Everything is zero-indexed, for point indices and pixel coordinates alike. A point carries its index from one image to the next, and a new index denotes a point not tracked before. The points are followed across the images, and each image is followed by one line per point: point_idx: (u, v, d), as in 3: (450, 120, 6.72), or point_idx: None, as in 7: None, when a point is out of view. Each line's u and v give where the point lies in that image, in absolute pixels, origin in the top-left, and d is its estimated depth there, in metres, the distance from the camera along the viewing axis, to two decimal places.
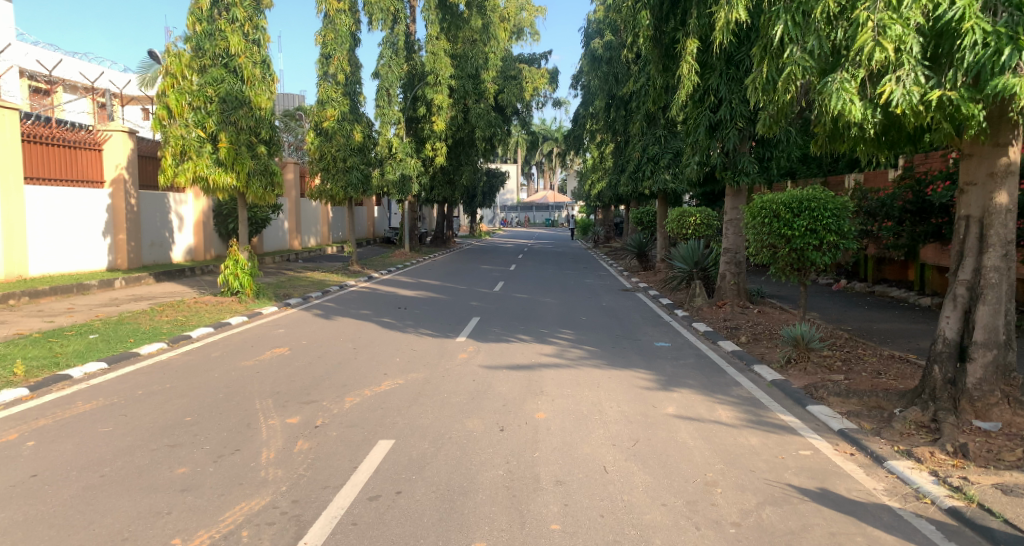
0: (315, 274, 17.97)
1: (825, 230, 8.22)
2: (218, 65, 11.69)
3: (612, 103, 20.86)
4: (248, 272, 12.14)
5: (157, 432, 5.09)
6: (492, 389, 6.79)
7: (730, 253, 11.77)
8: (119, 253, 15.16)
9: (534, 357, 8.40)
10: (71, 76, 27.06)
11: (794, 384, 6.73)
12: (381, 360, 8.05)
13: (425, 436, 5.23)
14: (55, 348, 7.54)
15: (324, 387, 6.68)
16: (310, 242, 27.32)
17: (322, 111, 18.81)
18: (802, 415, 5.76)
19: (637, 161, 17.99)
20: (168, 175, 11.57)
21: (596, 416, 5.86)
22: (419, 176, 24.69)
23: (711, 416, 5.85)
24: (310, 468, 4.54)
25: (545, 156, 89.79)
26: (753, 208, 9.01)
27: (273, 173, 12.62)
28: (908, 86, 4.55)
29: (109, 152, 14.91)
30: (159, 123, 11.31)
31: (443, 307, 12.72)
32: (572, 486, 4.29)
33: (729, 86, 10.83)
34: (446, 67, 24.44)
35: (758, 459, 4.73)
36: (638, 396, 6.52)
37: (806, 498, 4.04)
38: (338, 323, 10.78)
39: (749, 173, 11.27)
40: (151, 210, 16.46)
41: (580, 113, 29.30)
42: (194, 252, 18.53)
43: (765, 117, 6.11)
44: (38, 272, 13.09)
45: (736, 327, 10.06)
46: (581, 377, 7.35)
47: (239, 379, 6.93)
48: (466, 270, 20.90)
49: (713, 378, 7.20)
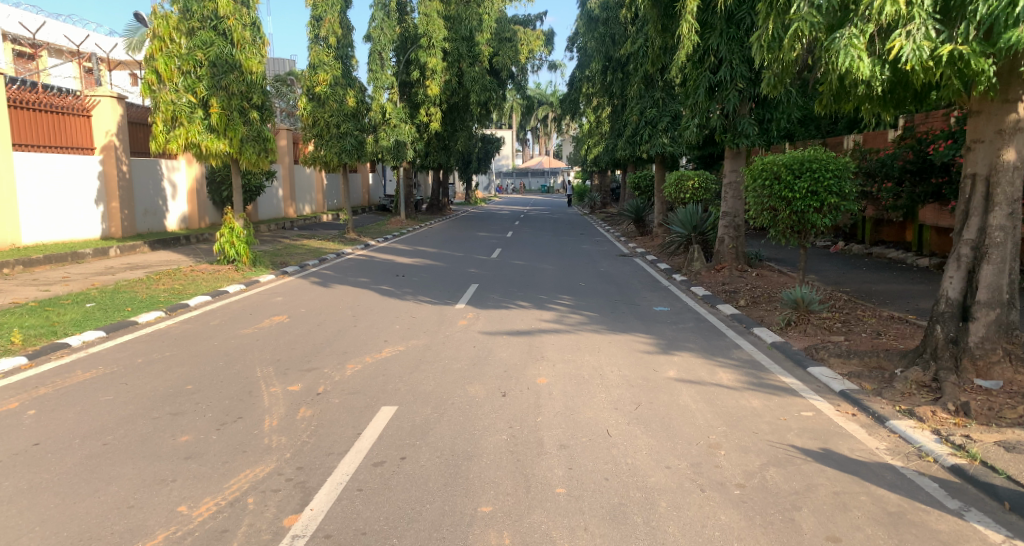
0: (311, 242, 17.83)
1: (827, 192, 8.13)
2: (206, 27, 11.36)
3: (609, 65, 20.47)
4: (244, 240, 12.03)
5: (158, 400, 5.06)
6: (493, 355, 6.79)
7: (729, 216, 11.71)
8: (112, 222, 15.00)
9: (534, 322, 8.39)
10: (56, 40, 26.40)
11: (795, 346, 6.75)
12: (380, 327, 8.02)
13: (428, 403, 5.23)
14: (52, 317, 7.48)
15: (325, 354, 6.66)
16: (305, 210, 27.07)
17: (314, 75, 18.38)
18: (803, 377, 5.78)
19: (635, 125, 17.75)
20: (159, 141, 11.33)
21: (597, 380, 5.87)
22: (413, 142, 24.33)
23: (712, 379, 5.86)
24: (313, 435, 4.54)
25: (541, 121, 88.67)
26: (753, 170, 8.88)
27: (266, 139, 12.40)
28: (918, 41, 4.44)
29: (98, 119, 14.60)
30: (148, 88, 11.02)
31: (440, 274, 12.67)
32: (576, 449, 4.31)
33: (729, 45, 10.63)
34: (439, 29, 23.89)
35: (760, 421, 4.75)
36: (638, 360, 6.53)
37: (809, 459, 4.07)
38: (337, 291, 10.74)
39: (749, 135, 11.13)
40: (144, 178, 16.22)
41: (576, 76, 28.76)
42: (188, 220, 18.34)
43: (769, 76, 5.97)
44: (31, 241, 12.94)
45: (734, 290, 10.07)
46: (582, 342, 7.36)
47: (239, 347, 6.90)
48: (464, 237, 20.79)
49: (712, 342, 7.22)
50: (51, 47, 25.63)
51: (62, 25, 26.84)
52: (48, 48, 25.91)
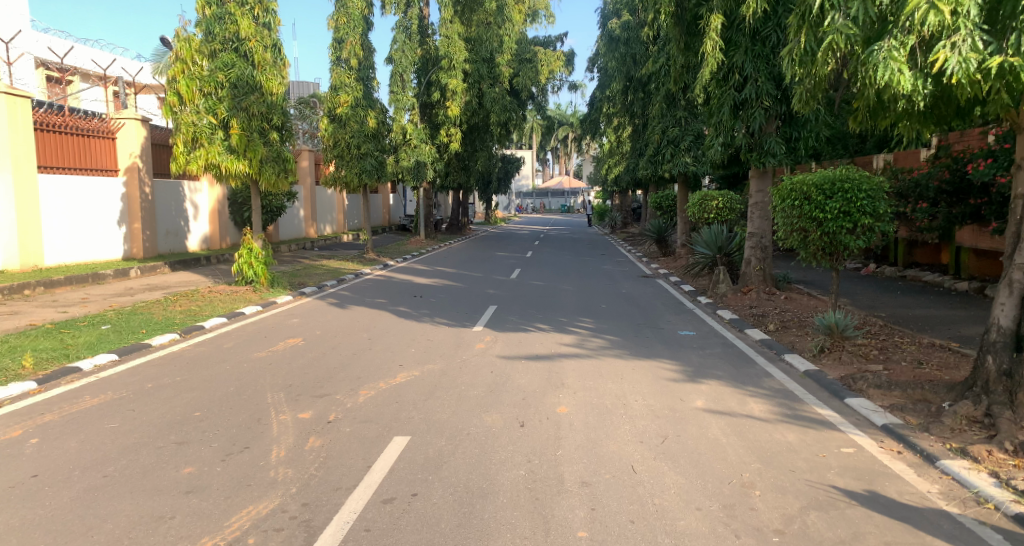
0: (330, 262, 17.81)
1: (860, 212, 7.79)
2: (228, 49, 11.45)
3: (630, 85, 20.36)
4: (262, 261, 11.99)
5: (164, 428, 4.89)
6: (511, 381, 6.54)
7: (755, 237, 11.39)
8: (134, 243, 15.11)
9: (553, 347, 8.12)
10: (84, 64, 26.91)
11: (830, 374, 6.39)
12: (396, 351, 7.82)
13: (442, 433, 4.99)
14: (66, 340, 7.41)
15: (338, 380, 6.47)
16: (326, 230, 27.20)
17: (335, 97, 18.56)
18: (841, 409, 5.42)
19: (656, 144, 17.52)
20: (179, 162, 11.42)
21: (621, 410, 5.58)
22: (433, 162, 24.38)
23: (742, 410, 5.54)
24: (322, 467, 4.32)
25: (561, 141, 89.01)
26: (782, 190, 8.59)
27: (286, 159, 12.41)
28: (964, 53, 4.18)
29: (123, 141, 14.79)
30: (170, 109, 11.14)
31: (459, 295, 12.48)
32: (599, 488, 4.02)
33: (754, 63, 10.44)
34: (460, 51, 24.06)
35: (797, 458, 4.42)
36: (663, 389, 6.22)
37: (854, 502, 3.74)
38: (354, 312, 10.59)
39: (776, 154, 10.82)
40: (166, 199, 16.39)
41: (597, 96, 28.70)
42: (210, 241, 18.48)
43: (800, 90, 5.74)
44: (54, 262, 13.06)
45: (763, 314, 9.70)
46: (604, 368, 7.07)
47: (251, 371, 6.74)
48: (483, 257, 20.64)
49: (741, 369, 6.89)
50: (79, 72, 26.11)
51: (90, 49, 27.38)
52: (78, 73, 26.57)
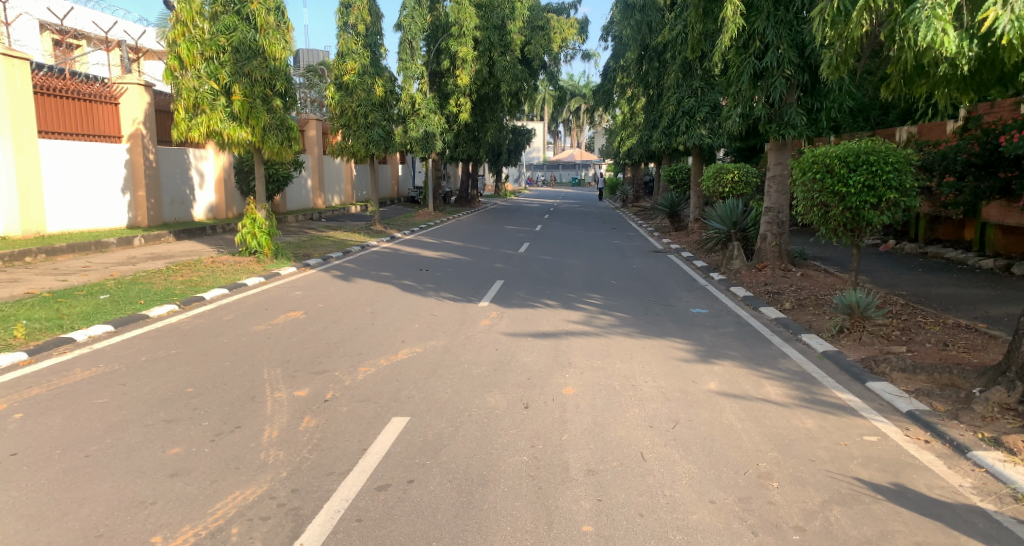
0: (336, 234, 17.59)
1: (885, 186, 7.41)
2: (230, 12, 11.07)
3: (645, 54, 19.75)
4: (266, 232, 11.76)
5: (154, 405, 4.70)
6: (516, 359, 6.30)
7: (772, 212, 10.99)
8: (138, 211, 14.94)
9: (561, 323, 7.88)
10: (85, 26, 26.22)
11: (849, 356, 6.09)
12: (398, 326, 7.59)
13: (442, 414, 4.78)
14: (61, 309, 7.24)
15: (337, 355, 6.27)
16: (334, 201, 26.93)
17: (342, 64, 18.13)
18: (861, 392, 5.14)
19: (670, 115, 16.98)
20: (180, 129, 11.09)
21: (630, 392, 5.34)
22: (443, 133, 23.96)
23: (758, 393, 5.27)
24: (314, 450, 4.11)
25: (573, 112, 87.73)
26: (803, 163, 8.19)
27: (289, 127, 12.10)
28: (1017, 11, 3.74)
29: (126, 107, 14.52)
30: (170, 74, 10.77)
31: (465, 269, 12.23)
32: (606, 476, 3.79)
33: (776, 29, 9.95)
34: (470, 18, 23.43)
35: (817, 446, 4.16)
36: (674, 370, 5.97)
37: (880, 497, 3.47)
38: (357, 285, 10.38)
39: (796, 126, 10.34)
40: (171, 167, 16.15)
41: (610, 66, 28.00)
42: (216, 210, 18.28)
43: (829, 56, 5.35)
44: (56, 229, 12.90)
45: (778, 292, 9.38)
46: (612, 347, 6.81)
47: (248, 345, 6.55)
48: (491, 230, 20.34)
49: (756, 349, 6.60)
50: (79, 34, 25.44)
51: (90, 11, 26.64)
52: (80, 36, 26.06)
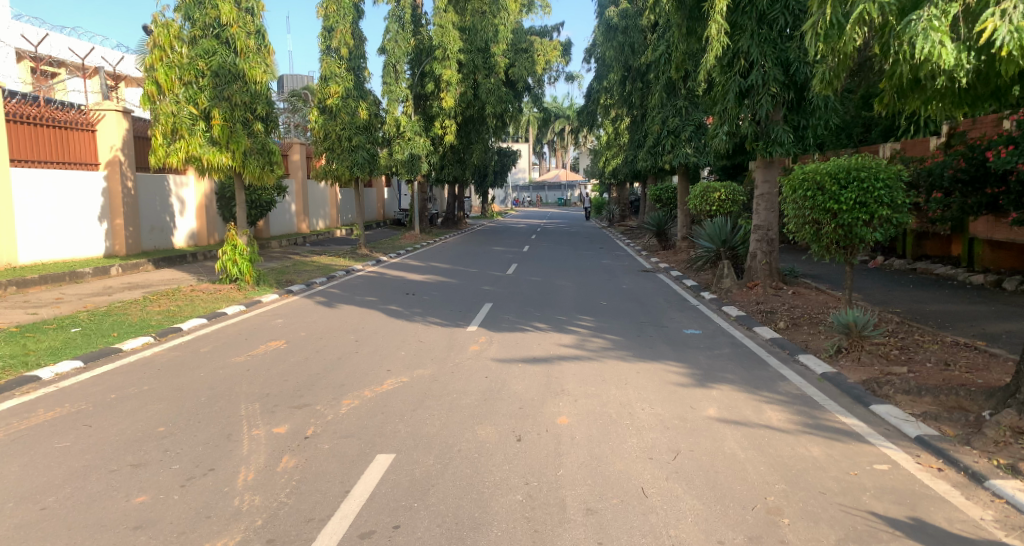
0: (321, 258, 17.29)
1: (876, 203, 7.32)
2: (209, 35, 10.88)
3: (628, 74, 19.84)
4: (247, 258, 11.46)
5: (121, 448, 4.40)
6: (507, 388, 6.06)
7: (761, 230, 10.89)
8: (116, 239, 14.58)
9: (552, 348, 7.65)
10: (61, 52, 25.84)
11: (850, 377, 5.91)
12: (384, 354, 7.32)
13: (430, 450, 4.52)
14: (28, 345, 6.90)
15: (320, 388, 5.99)
16: (318, 225, 26.64)
17: (325, 88, 18.00)
18: (867, 416, 4.94)
19: (656, 135, 16.98)
20: (158, 155, 10.84)
21: (626, 421, 5.12)
22: (428, 155, 23.86)
23: (759, 419, 5.07)
24: (293, 494, 3.83)
25: (558, 133, 88.39)
26: (793, 181, 8.08)
27: (271, 152, 11.87)
28: (1017, 21, 3.65)
29: (103, 133, 14.21)
30: (148, 99, 10.55)
31: (452, 292, 11.99)
32: (606, 516, 3.55)
33: (761, 48, 9.95)
34: (454, 41, 23.48)
35: (826, 477, 3.95)
36: (672, 395, 5.75)
37: (898, 532, 3.26)
38: (342, 312, 10.10)
39: (783, 144, 10.28)
40: (150, 194, 15.83)
41: (594, 87, 28.15)
42: (197, 237, 17.93)
43: (822, 72, 5.26)
44: (29, 259, 12.52)
45: (771, 311, 9.22)
46: (605, 372, 6.59)
47: (226, 378, 6.25)
48: (478, 252, 20.13)
49: (754, 371, 6.41)
50: (55, 60, 25.05)
51: (67, 37, 26.31)
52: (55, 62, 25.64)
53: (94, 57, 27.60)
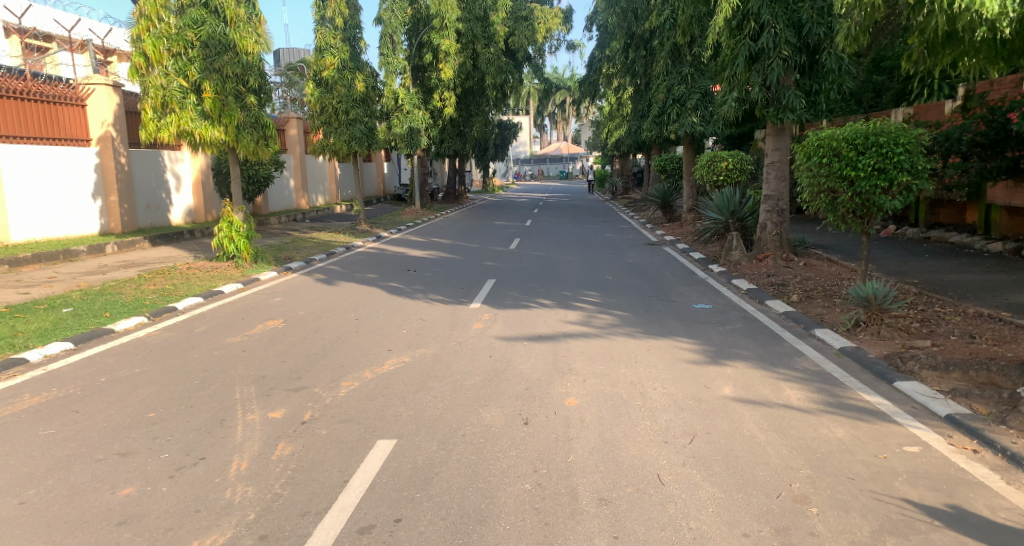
0: (321, 235, 17.01)
1: (896, 169, 6.94)
2: (197, 4, 10.43)
3: (632, 42, 19.26)
4: (244, 235, 11.17)
5: (108, 435, 4.18)
6: (512, 367, 5.83)
7: (771, 200, 10.56)
8: (112, 216, 14.29)
9: (558, 325, 7.41)
10: (45, 24, 25.06)
11: (870, 352, 5.65)
12: (385, 333, 7.08)
13: (433, 435, 4.30)
14: (17, 326, 6.67)
15: (318, 369, 5.77)
16: (318, 201, 26.30)
17: (320, 59, 17.52)
18: (891, 393, 4.70)
19: (661, 104, 16.51)
20: (149, 130, 10.51)
21: (638, 402, 4.89)
22: (427, 129, 23.38)
23: (777, 398, 4.82)
24: (288, 485, 3.61)
25: (559, 106, 87.20)
26: (807, 147, 7.71)
27: (265, 125, 11.48)
28: None
29: (94, 108, 13.83)
30: (137, 71, 10.19)
31: (454, 268, 11.73)
32: (621, 506, 3.33)
33: (772, 9, 9.50)
34: (452, 9, 22.81)
35: (853, 461, 3.72)
36: (684, 374, 5.52)
37: (937, 523, 3.04)
38: (341, 289, 9.85)
39: (795, 110, 9.88)
40: (145, 170, 15.49)
41: (596, 57, 27.51)
42: (194, 213, 17.63)
43: (847, 26, 4.99)
44: (21, 238, 12.26)
45: (783, 283, 8.95)
46: (614, 349, 6.35)
47: (221, 360, 6.03)
48: (480, 227, 19.82)
49: (768, 347, 6.15)
50: (40, 33, 24.33)
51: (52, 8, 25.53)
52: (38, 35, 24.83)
53: (82, 30, 26.86)
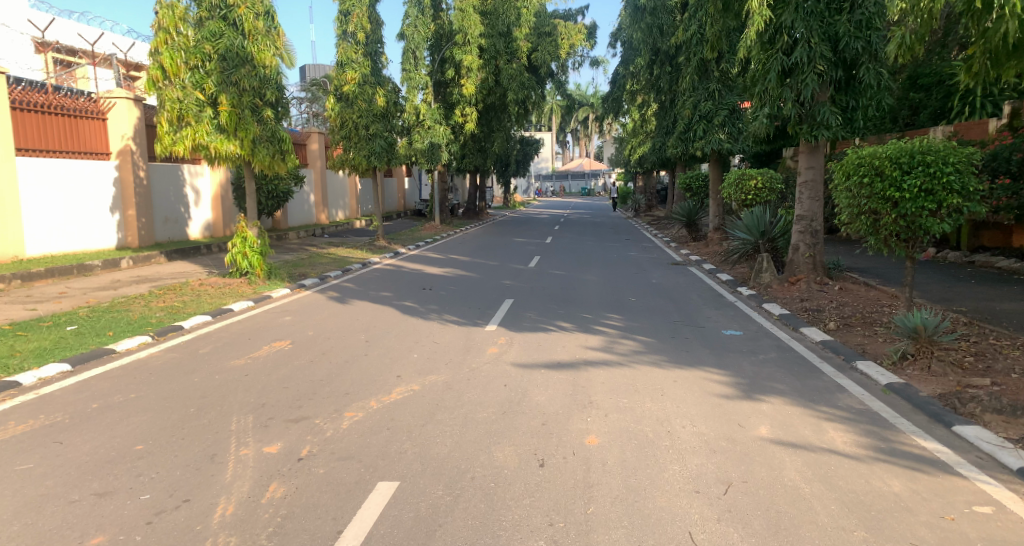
0: (338, 250, 16.82)
1: (945, 190, 6.43)
2: (216, 17, 10.32)
3: (656, 58, 18.95)
4: (258, 251, 10.99)
5: (87, 472, 3.86)
6: (528, 399, 5.43)
7: (804, 220, 10.06)
8: (129, 231, 14.27)
9: (577, 351, 6.99)
10: (70, 39, 25.49)
11: (921, 389, 5.14)
12: (395, 357, 6.72)
13: (439, 477, 3.91)
14: (16, 346, 6.46)
15: (322, 398, 5.43)
16: (338, 216, 26.25)
17: (342, 74, 17.47)
18: (950, 440, 4.20)
19: (686, 120, 16.09)
20: (165, 143, 10.39)
21: (665, 442, 4.45)
22: (449, 144, 23.23)
23: (821, 442, 4.33)
24: (275, 535, 3.24)
25: (582, 122, 87.06)
26: (846, 166, 7.24)
27: (282, 139, 11.32)
28: None
29: (114, 122, 13.84)
30: (153, 84, 10.06)
31: (472, 287, 11.38)
32: None
33: (807, 21, 9.09)
34: (475, 25, 22.73)
35: (916, 523, 3.24)
36: (715, 410, 5.06)
37: None
38: (354, 308, 9.55)
39: (830, 126, 9.41)
40: (164, 184, 15.49)
41: (619, 73, 27.24)
42: (213, 228, 17.58)
43: (902, 34, 4.97)
44: (37, 252, 12.22)
45: (818, 309, 8.43)
46: (637, 380, 5.91)
47: (222, 385, 5.72)
48: (499, 244, 19.51)
49: (806, 381, 5.65)
50: (65, 48, 24.71)
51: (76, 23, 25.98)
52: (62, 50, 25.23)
53: (108, 45, 27.25)
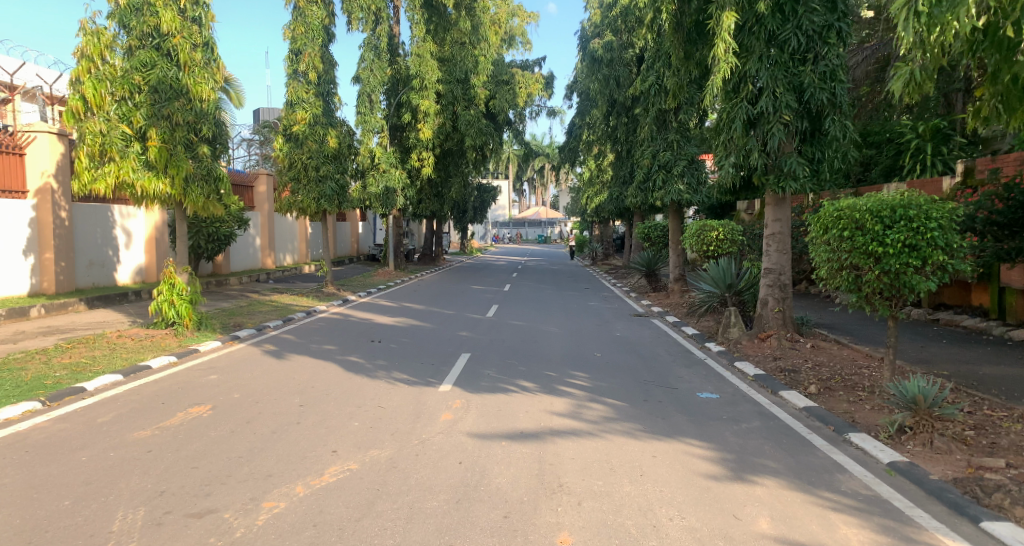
0: (282, 297, 15.73)
1: (929, 246, 6.06)
2: (147, 46, 9.52)
3: (614, 109, 19.01)
4: (187, 299, 9.92)
5: None
6: (487, 481, 4.61)
7: (772, 273, 9.69)
8: (44, 276, 12.90)
9: (542, 418, 6.21)
10: None
11: (931, 471, 4.58)
12: (332, 427, 5.80)
13: None
14: None
15: (237, 484, 4.48)
16: (285, 260, 25.05)
17: (291, 113, 16.77)
18: (983, 541, 3.60)
19: (646, 170, 15.87)
20: (82, 180, 9.36)
21: (653, 542, 3.70)
22: (404, 189, 22.62)
23: (835, 542, 3.66)
24: None
25: (538, 170, 88.26)
26: (823, 219, 6.87)
27: (218, 178, 10.40)
28: None
29: (34, 157, 12.68)
30: (72, 116, 9.08)
31: (424, 339, 10.50)
32: None
33: (771, 71, 8.96)
34: (432, 70, 22.44)
35: None
36: (706, 497, 4.34)
37: None
38: (292, 364, 8.56)
39: (798, 178, 9.13)
40: (88, 226, 14.23)
41: (576, 123, 27.39)
42: (144, 272, 16.25)
43: (912, 69, 5.23)
44: None
45: (794, 370, 7.92)
46: (612, 455, 5.16)
47: (113, 467, 4.71)
48: (455, 291, 18.76)
49: (800, 458, 5.02)
50: None
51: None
52: None
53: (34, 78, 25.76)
